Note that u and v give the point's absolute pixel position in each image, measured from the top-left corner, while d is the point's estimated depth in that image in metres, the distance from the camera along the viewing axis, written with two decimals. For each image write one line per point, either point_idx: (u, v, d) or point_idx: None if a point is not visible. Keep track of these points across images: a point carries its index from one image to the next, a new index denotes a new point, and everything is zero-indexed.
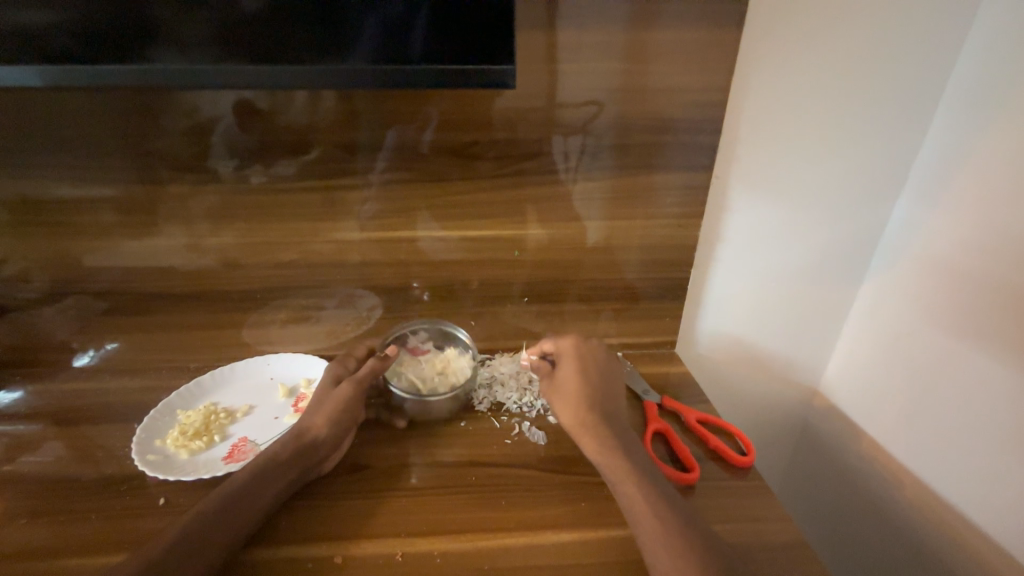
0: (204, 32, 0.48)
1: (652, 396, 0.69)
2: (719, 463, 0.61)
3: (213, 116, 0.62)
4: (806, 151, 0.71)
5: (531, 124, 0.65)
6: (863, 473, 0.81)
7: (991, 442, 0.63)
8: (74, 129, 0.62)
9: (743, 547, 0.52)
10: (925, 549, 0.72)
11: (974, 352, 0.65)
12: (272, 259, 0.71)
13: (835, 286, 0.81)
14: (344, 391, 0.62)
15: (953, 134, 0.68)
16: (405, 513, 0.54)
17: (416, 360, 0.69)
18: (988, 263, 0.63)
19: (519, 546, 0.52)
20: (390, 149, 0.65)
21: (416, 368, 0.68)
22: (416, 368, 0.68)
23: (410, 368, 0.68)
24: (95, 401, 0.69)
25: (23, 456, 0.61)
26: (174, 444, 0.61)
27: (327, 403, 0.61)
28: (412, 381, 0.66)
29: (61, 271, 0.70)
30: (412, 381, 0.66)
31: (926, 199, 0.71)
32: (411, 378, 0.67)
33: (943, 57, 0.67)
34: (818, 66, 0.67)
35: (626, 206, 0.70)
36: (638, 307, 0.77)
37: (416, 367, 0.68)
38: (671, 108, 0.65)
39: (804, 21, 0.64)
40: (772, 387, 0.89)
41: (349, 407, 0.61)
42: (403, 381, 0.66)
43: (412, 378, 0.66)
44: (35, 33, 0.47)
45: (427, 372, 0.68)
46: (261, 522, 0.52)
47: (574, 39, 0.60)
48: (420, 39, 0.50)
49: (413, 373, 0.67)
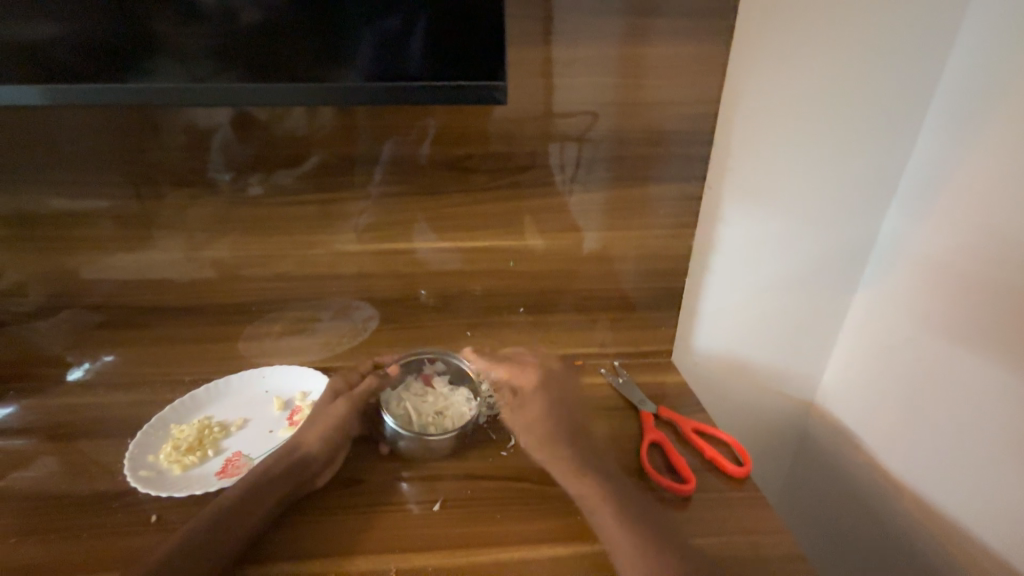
0: (198, 51, 0.49)
1: (648, 406, 0.69)
2: (716, 474, 0.61)
3: (209, 132, 0.63)
4: (798, 160, 0.72)
5: (527, 136, 0.65)
6: (864, 483, 0.80)
7: (988, 449, 0.62)
8: (71, 143, 0.63)
9: (739, 562, 0.51)
10: (927, 561, 0.70)
11: (971, 360, 0.64)
12: (268, 270, 0.71)
13: (829, 295, 0.81)
14: (341, 407, 0.63)
15: (942, 142, 0.68)
16: (399, 528, 0.54)
17: (422, 393, 0.68)
18: (981, 270, 0.62)
19: (514, 561, 0.51)
20: (387, 162, 0.66)
21: (420, 398, 0.67)
22: (420, 399, 0.67)
23: (414, 396, 0.67)
24: (91, 415, 0.69)
25: (17, 472, 0.61)
26: (167, 459, 0.61)
27: (324, 418, 0.62)
28: (408, 411, 0.64)
29: (58, 285, 0.70)
30: (408, 411, 0.65)
31: (919, 204, 0.71)
32: (409, 409, 0.65)
33: (932, 66, 0.68)
34: (808, 77, 0.67)
35: (621, 216, 0.70)
36: (635, 317, 0.77)
37: (419, 397, 0.67)
38: (666, 120, 0.65)
39: (793, 33, 0.65)
40: (769, 396, 0.89)
41: (346, 423, 0.62)
42: (398, 409, 0.64)
43: (409, 407, 0.65)
44: (33, 54, 0.48)
45: (426, 406, 0.66)
46: (254, 537, 0.52)
47: (569, 52, 0.61)
48: (415, 55, 0.50)
49: (412, 403, 0.66)
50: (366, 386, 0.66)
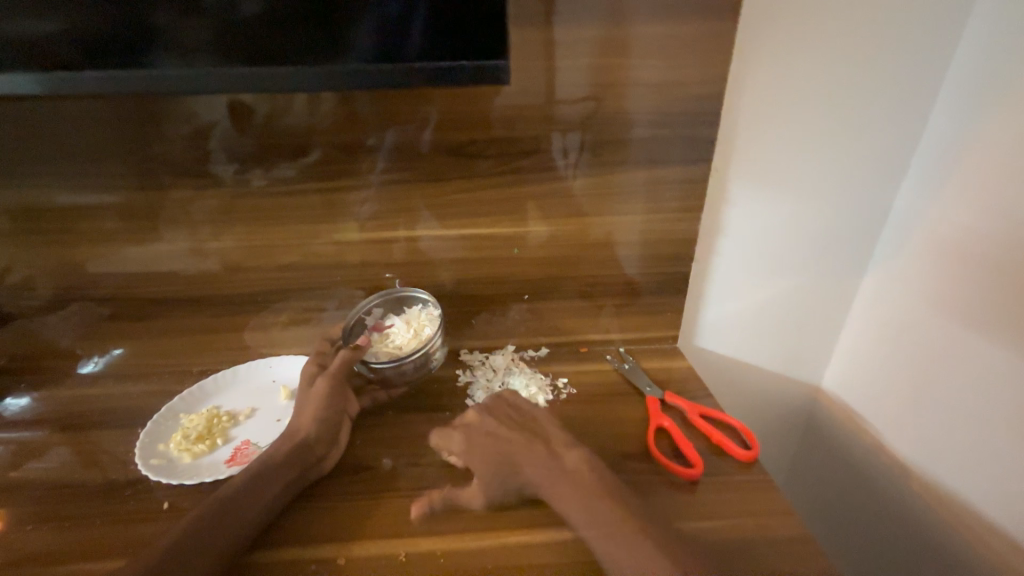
0: (194, 40, 0.48)
1: (655, 392, 0.69)
2: (723, 458, 0.61)
3: (209, 122, 0.62)
4: (805, 142, 0.70)
5: (530, 122, 0.64)
6: (874, 467, 0.79)
7: (998, 432, 0.62)
8: (74, 136, 0.63)
9: (747, 545, 0.51)
10: (937, 545, 0.70)
11: (982, 342, 0.63)
12: (272, 262, 0.71)
13: (837, 278, 0.80)
14: (323, 386, 0.63)
15: (955, 120, 0.66)
16: (408, 514, 0.54)
17: (384, 334, 0.71)
18: (994, 250, 0.61)
19: (522, 546, 0.51)
20: (388, 150, 0.65)
21: (387, 342, 0.70)
22: (387, 341, 0.70)
23: (381, 343, 0.70)
24: (103, 406, 0.70)
25: (30, 463, 0.62)
26: (177, 448, 0.62)
27: (309, 402, 0.62)
28: (390, 352, 0.69)
29: (66, 278, 0.71)
30: (389, 351, 0.69)
31: (930, 185, 0.70)
32: (387, 352, 0.69)
33: (945, 41, 0.65)
34: (815, 55, 0.65)
35: (626, 200, 0.69)
36: (640, 304, 0.76)
37: (387, 342, 0.70)
38: (671, 102, 0.64)
39: (801, 10, 0.63)
40: (775, 381, 0.89)
41: (333, 402, 0.62)
42: (380, 355, 0.68)
43: (388, 351, 0.69)
44: (29, 44, 0.48)
45: (394, 337, 0.70)
46: (263, 526, 0.52)
47: (570, 33, 0.59)
48: (413, 40, 0.49)
49: (388, 346, 0.69)
50: (340, 362, 0.65)
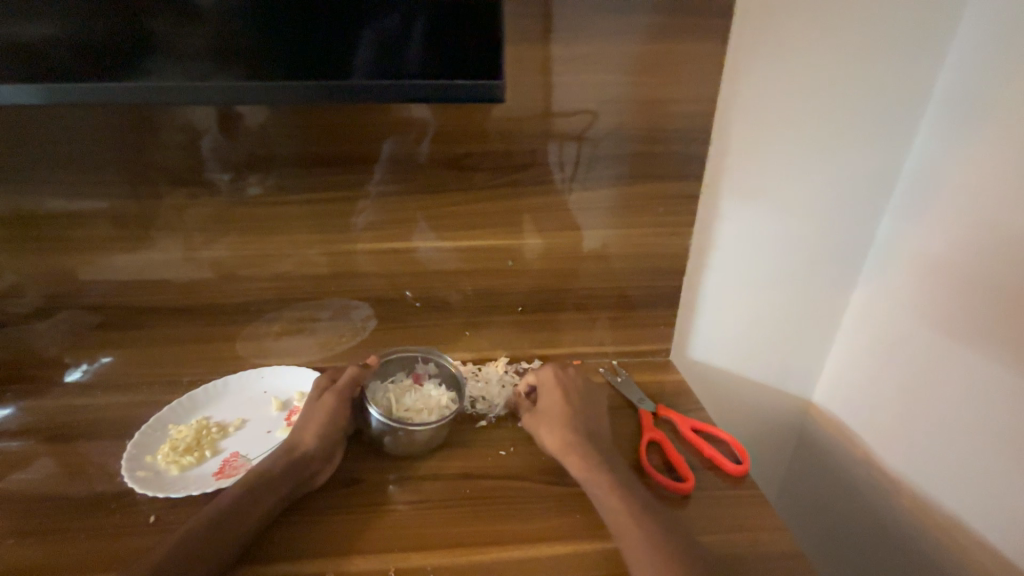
0: (193, 52, 0.48)
1: (647, 405, 0.69)
2: (715, 473, 0.61)
3: (207, 132, 0.62)
4: (796, 159, 0.72)
5: (526, 135, 0.65)
6: (864, 480, 0.80)
7: (990, 444, 0.62)
8: (68, 143, 0.62)
9: (740, 560, 0.51)
10: (927, 558, 0.70)
11: (972, 355, 0.64)
12: (266, 271, 0.71)
13: (828, 293, 0.81)
14: (329, 402, 0.62)
15: (941, 140, 0.68)
16: (399, 528, 0.54)
17: (409, 387, 0.67)
18: (982, 266, 0.62)
19: (514, 559, 0.51)
20: (385, 162, 0.65)
21: (401, 391, 0.66)
22: (401, 391, 0.66)
23: (397, 390, 0.66)
24: (89, 416, 0.68)
25: (13, 474, 0.60)
26: (165, 460, 0.61)
27: (315, 417, 0.61)
28: (392, 400, 0.64)
29: (56, 285, 0.70)
30: (394, 401, 0.64)
31: (918, 203, 0.71)
32: (390, 399, 0.64)
33: (930, 63, 0.67)
34: (806, 74, 0.67)
35: (620, 215, 0.70)
36: (634, 316, 0.77)
37: (403, 391, 0.66)
38: (665, 119, 0.65)
39: (792, 31, 0.65)
40: (767, 394, 0.89)
41: (336, 418, 0.61)
42: (384, 398, 0.65)
43: (393, 398, 0.64)
44: (26, 54, 0.48)
45: (407, 399, 0.65)
46: (250, 540, 0.51)
47: (566, 51, 0.61)
48: (411, 54, 0.50)
49: (396, 394, 0.65)
50: (347, 379, 0.65)
